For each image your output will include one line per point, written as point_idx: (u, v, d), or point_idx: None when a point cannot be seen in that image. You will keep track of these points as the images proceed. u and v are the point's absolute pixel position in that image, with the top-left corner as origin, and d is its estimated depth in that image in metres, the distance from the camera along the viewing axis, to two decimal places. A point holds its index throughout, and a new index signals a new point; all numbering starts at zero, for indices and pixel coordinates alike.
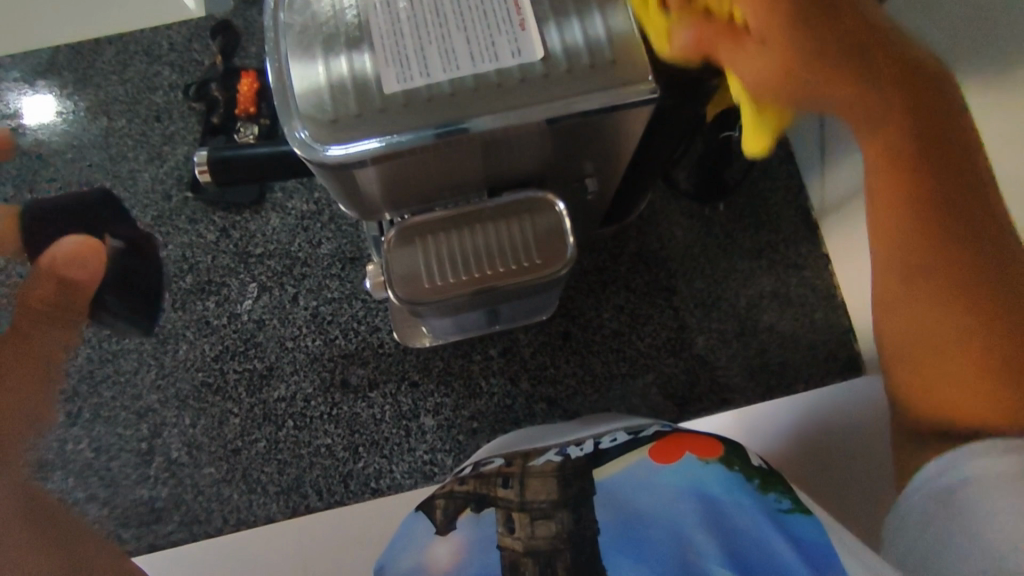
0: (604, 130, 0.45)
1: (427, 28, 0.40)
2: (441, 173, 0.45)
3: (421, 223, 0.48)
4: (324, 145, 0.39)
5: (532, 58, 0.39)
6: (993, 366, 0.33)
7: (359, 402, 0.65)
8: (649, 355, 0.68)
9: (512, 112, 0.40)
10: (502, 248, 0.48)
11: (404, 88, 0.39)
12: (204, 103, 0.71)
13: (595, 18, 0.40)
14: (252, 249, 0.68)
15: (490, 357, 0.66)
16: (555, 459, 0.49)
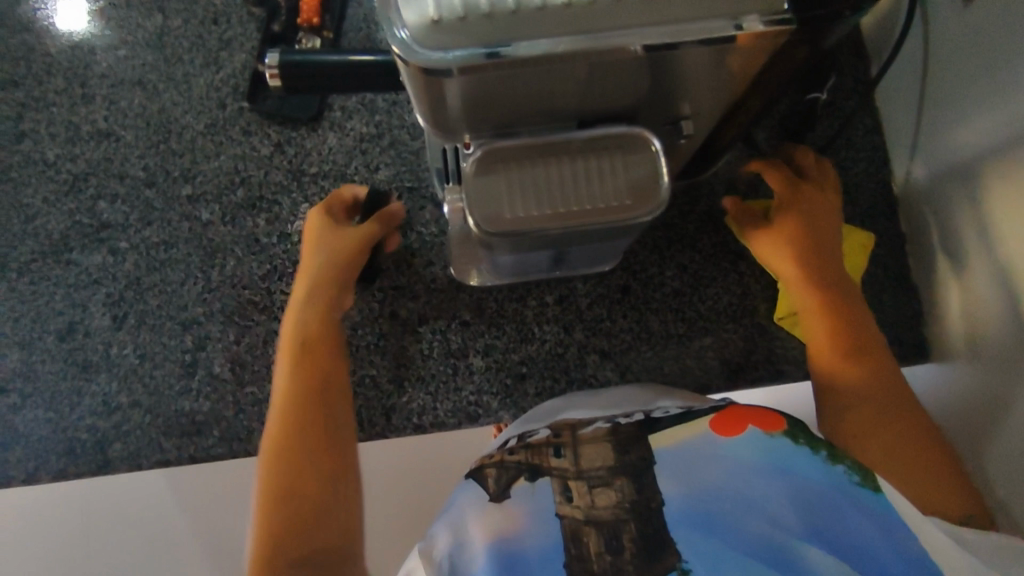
0: (721, 63, 0.41)
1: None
2: (534, 95, 0.42)
3: (507, 152, 0.44)
4: (423, 48, 0.35)
5: None
6: (886, 421, 0.48)
7: (408, 335, 0.63)
8: (710, 319, 0.65)
9: (625, 33, 0.36)
10: (592, 185, 0.44)
11: None
12: (265, 9, 0.67)
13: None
14: (307, 167, 0.65)
15: (545, 304, 0.64)
16: (604, 428, 0.46)
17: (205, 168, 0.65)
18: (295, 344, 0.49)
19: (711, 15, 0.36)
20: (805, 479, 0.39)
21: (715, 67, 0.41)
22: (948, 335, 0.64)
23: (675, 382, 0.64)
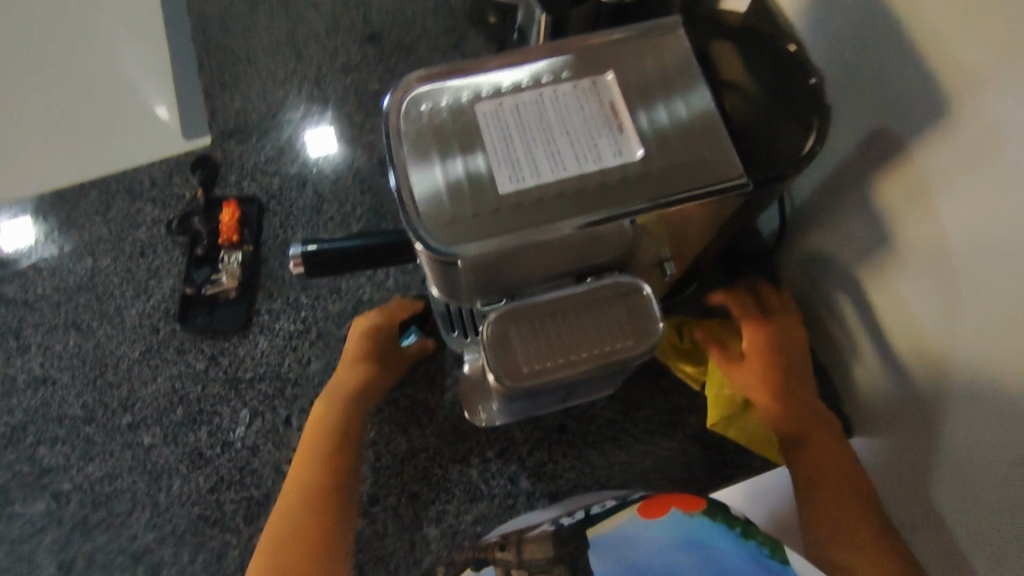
0: (684, 219, 0.47)
1: (535, 131, 0.43)
2: (538, 264, 0.47)
3: (519, 312, 0.48)
4: (446, 245, 0.41)
5: (631, 157, 0.43)
6: (858, 525, 0.55)
7: (361, 518, 0.64)
8: (645, 441, 0.68)
9: (595, 212, 0.42)
10: (598, 330, 0.48)
11: (517, 189, 0.42)
12: (187, 236, 0.73)
13: (686, 134, 0.43)
14: (242, 373, 0.68)
15: (488, 459, 0.67)
16: (549, 529, 0.55)
17: (143, 393, 0.68)
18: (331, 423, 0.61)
19: (679, 187, 0.43)
20: (720, 549, 0.48)
21: (673, 223, 0.47)
22: (858, 411, 0.70)
23: None
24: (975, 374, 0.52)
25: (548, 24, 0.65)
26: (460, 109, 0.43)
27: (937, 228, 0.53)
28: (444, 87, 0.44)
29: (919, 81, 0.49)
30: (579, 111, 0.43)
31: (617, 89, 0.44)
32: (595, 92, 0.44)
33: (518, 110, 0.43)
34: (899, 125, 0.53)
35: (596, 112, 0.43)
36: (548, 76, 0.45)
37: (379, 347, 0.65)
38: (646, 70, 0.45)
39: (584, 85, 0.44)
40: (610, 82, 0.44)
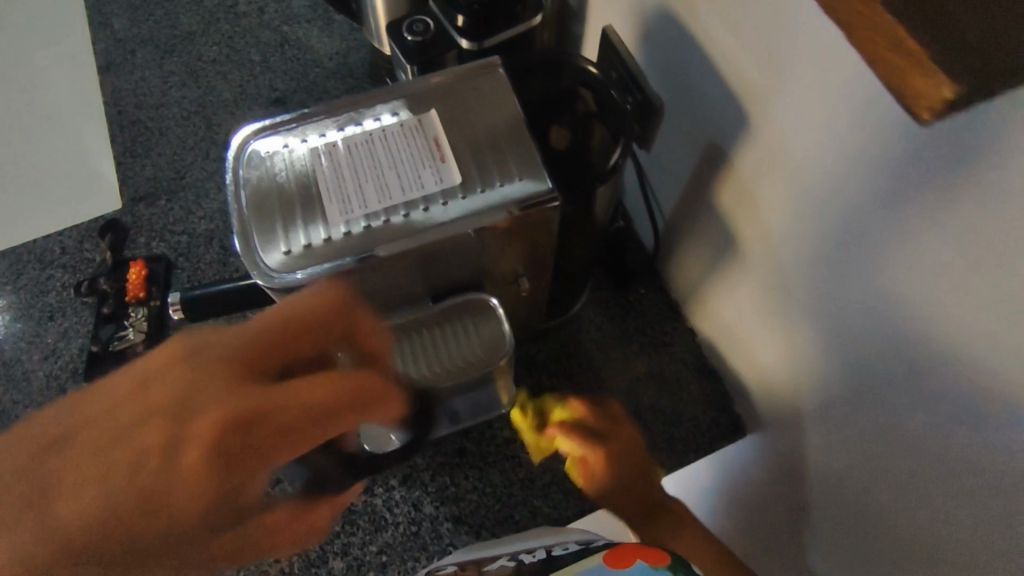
0: (514, 237, 0.50)
1: (365, 167, 0.47)
2: (390, 288, 0.51)
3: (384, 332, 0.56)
4: (279, 270, 0.44)
5: (451, 183, 0.47)
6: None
7: (267, 558, 0.65)
8: (544, 456, 0.71)
9: (418, 236, 0.46)
10: (454, 347, 0.57)
11: (346, 219, 0.46)
12: (95, 296, 0.76)
13: (507, 159, 0.48)
14: None
15: (391, 488, 0.68)
16: (509, 565, 0.56)
17: None
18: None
19: (496, 207, 0.47)
20: None
21: (509, 242, 0.51)
22: (744, 410, 0.74)
23: (527, 524, 0.68)
24: (815, 359, 0.57)
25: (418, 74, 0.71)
26: (301, 154, 0.48)
27: (762, 232, 0.59)
28: (282, 137, 0.49)
29: (721, 102, 0.57)
30: (406, 147, 0.48)
31: (443, 125, 0.50)
32: (420, 129, 0.49)
33: (350, 152, 0.48)
34: (722, 138, 0.59)
35: (422, 148, 0.48)
36: (379, 120, 0.50)
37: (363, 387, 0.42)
38: (466, 109, 0.50)
39: (411, 124, 0.50)
40: (434, 121, 0.50)
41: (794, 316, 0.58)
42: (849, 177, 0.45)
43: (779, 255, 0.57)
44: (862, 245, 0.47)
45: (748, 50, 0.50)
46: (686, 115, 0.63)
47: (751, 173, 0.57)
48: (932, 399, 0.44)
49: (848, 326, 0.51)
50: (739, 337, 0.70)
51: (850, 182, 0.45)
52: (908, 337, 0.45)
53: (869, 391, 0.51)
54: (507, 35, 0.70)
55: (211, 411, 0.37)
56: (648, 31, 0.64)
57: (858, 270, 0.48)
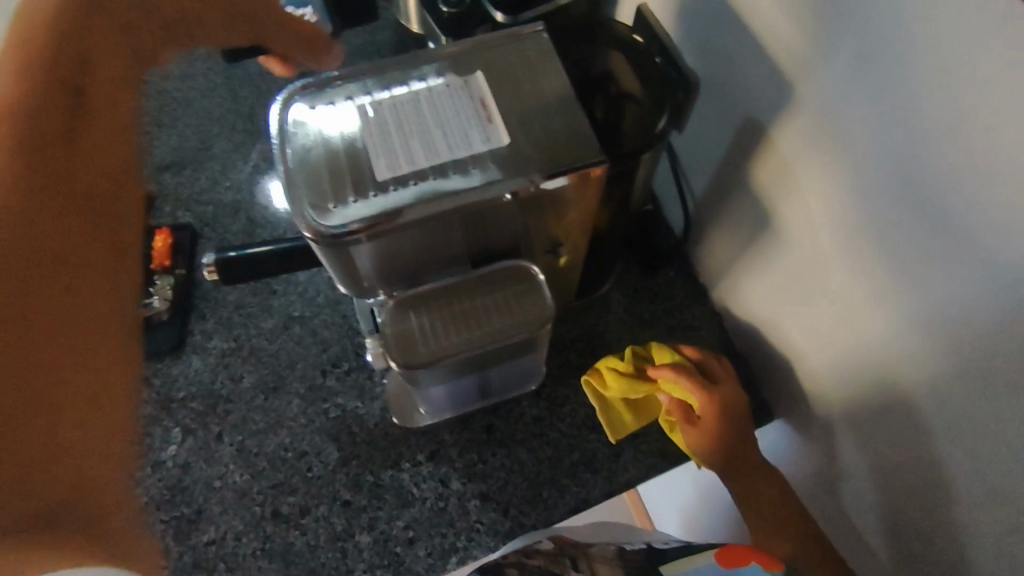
0: (558, 202, 0.50)
1: (411, 125, 0.47)
2: (432, 251, 0.51)
3: (418, 297, 0.52)
4: (326, 222, 0.44)
5: (499, 143, 0.47)
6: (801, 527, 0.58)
7: (293, 530, 0.65)
8: (573, 435, 0.70)
9: (463, 193, 0.45)
10: (492, 313, 0.53)
11: (394, 175, 0.45)
12: None
13: (555, 123, 0.48)
14: (174, 393, 0.70)
15: (418, 463, 0.68)
16: (611, 550, 0.56)
17: None
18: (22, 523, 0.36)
19: (542, 167, 0.46)
20: None
21: (552, 207, 0.51)
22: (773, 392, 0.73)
23: (556, 502, 0.67)
24: (860, 334, 0.56)
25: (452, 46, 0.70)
26: (348, 113, 0.48)
27: (804, 208, 0.58)
28: (328, 95, 0.49)
29: (762, 74, 0.57)
30: (452, 106, 0.48)
31: (488, 86, 0.49)
32: (466, 89, 0.49)
33: (396, 110, 0.48)
34: (762, 112, 0.58)
35: (469, 107, 0.48)
36: (423, 79, 0.50)
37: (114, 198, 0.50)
38: (511, 70, 0.50)
39: (457, 84, 0.49)
40: (480, 81, 0.49)
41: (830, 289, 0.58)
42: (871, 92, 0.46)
43: (817, 227, 0.57)
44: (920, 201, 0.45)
45: (801, 16, 0.50)
46: (722, 90, 0.63)
47: (789, 141, 0.56)
48: (1001, 357, 0.42)
49: (900, 289, 0.50)
50: (771, 316, 0.69)
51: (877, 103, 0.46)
52: (974, 287, 0.42)
53: (924, 363, 0.49)
54: (541, 9, 0.69)
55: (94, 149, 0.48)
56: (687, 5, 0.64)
57: (909, 197, 0.46)
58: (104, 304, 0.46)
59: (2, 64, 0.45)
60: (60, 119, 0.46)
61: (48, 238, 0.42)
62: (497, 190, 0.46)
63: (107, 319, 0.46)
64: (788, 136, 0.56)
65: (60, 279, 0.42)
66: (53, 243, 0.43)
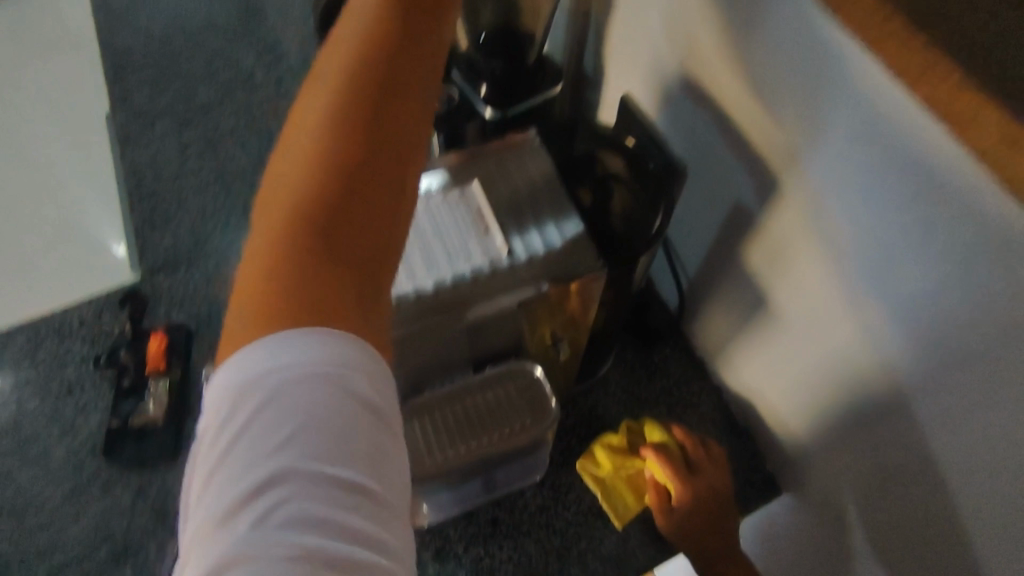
0: (556, 307, 0.51)
1: (411, 241, 0.48)
2: (434, 360, 0.51)
3: (421, 405, 0.52)
4: None
5: (498, 254, 0.48)
6: None
7: None
8: (579, 523, 0.69)
9: (465, 308, 0.47)
10: (495, 417, 0.53)
11: (396, 293, 0.46)
12: (115, 370, 0.75)
13: (551, 233, 0.49)
14: (170, 503, 0.68)
15: (424, 563, 0.66)
16: None
17: (66, 536, 0.67)
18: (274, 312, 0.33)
19: (541, 278, 0.48)
20: None
21: (552, 311, 0.52)
22: (779, 467, 0.73)
23: None
24: (861, 414, 0.56)
25: (442, 143, 0.72)
26: None
27: (795, 291, 0.59)
28: None
29: (744, 166, 0.59)
30: (450, 219, 0.49)
31: (485, 197, 0.51)
32: (462, 200, 0.50)
33: None
34: (747, 199, 0.60)
35: (467, 220, 0.49)
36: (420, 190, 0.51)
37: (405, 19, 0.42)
38: (504, 181, 0.52)
39: (453, 195, 0.51)
40: (476, 192, 0.51)
41: (826, 371, 0.59)
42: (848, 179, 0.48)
43: (808, 310, 0.58)
44: (905, 279, 0.46)
45: (775, 117, 0.52)
46: (707, 178, 0.65)
47: (777, 225, 0.58)
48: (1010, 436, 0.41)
49: (896, 372, 0.50)
50: (771, 393, 0.69)
51: (859, 191, 0.47)
52: (971, 354, 0.43)
53: (930, 446, 0.49)
54: (525, 104, 0.72)
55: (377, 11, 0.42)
56: (667, 100, 0.67)
57: (895, 281, 0.47)
58: (407, 90, 0.40)
59: None
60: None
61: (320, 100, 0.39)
62: (497, 302, 0.47)
63: (409, 113, 0.40)
64: (773, 220, 0.58)
65: (360, 94, 0.38)
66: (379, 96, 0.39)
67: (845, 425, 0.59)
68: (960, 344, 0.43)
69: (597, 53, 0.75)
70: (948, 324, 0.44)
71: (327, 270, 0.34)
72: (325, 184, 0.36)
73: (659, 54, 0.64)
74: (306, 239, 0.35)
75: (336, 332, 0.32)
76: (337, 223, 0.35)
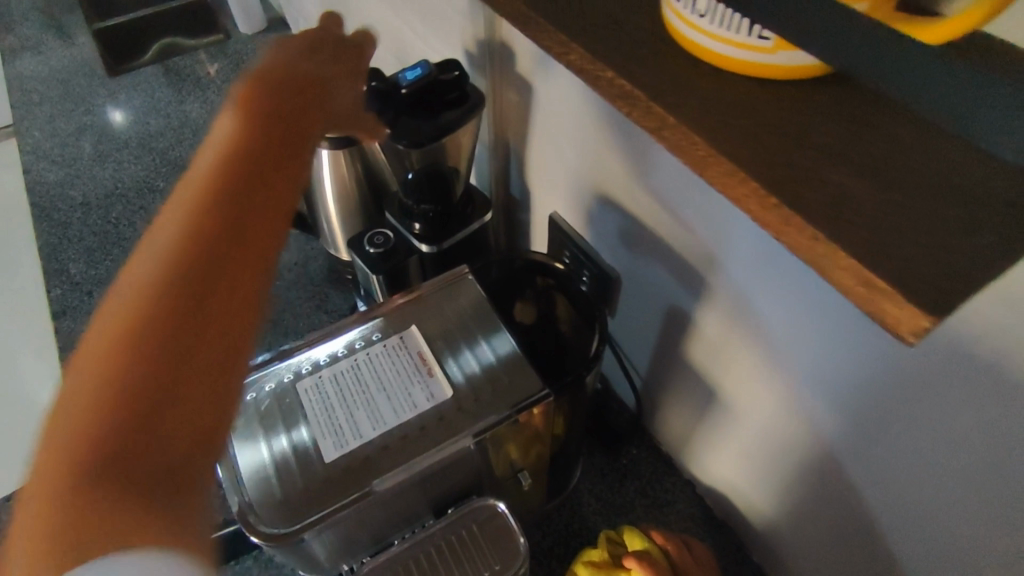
0: (510, 438, 0.51)
1: (354, 395, 0.49)
2: (393, 513, 0.50)
3: (385, 565, 0.50)
4: (280, 523, 0.44)
5: (443, 396, 0.49)
6: None
7: None
8: None
9: (416, 457, 0.46)
10: (463, 564, 0.51)
11: (342, 453, 0.46)
12: None
13: (495, 367, 0.50)
14: None
15: None
16: None
17: None
18: (71, 491, 0.29)
19: (490, 413, 0.48)
20: None
21: (507, 442, 0.51)
22: (765, 557, 0.71)
23: None
24: (831, 495, 0.56)
25: (383, 281, 0.73)
26: (289, 391, 0.50)
27: (743, 383, 0.60)
28: (266, 376, 0.50)
29: (673, 271, 0.62)
30: (392, 367, 0.50)
31: (424, 338, 0.52)
32: (402, 346, 0.51)
33: (337, 380, 0.50)
34: (682, 300, 0.63)
35: (407, 364, 0.50)
36: (360, 342, 0.52)
37: (251, 169, 0.42)
38: (443, 319, 0.53)
39: (393, 341, 0.52)
40: (415, 335, 0.52)
41: (789, 458, 0.59)
42: (770, 282, 0.50)
43: (758, 403, 0.59)
44: (835, 364, 0.47)
45: (691, 227, 0.55)
46: (642, 282, 0.68)
47: (714, 324, 0.60)
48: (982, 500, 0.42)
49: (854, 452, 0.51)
50: (742, 484, 0.68)
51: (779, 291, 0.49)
52: (920, 433, 0.44)
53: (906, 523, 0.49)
54: (460, 235, 0.75)
55: (222, 159, 0.42)
56: (591, 215, 0.70)
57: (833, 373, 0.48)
58: (242, 248, 0.38)
59: (229, 123, 0.45)
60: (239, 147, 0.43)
61: (152, 246, 0.37)
62: (450, 446, 0.47)
63: (246, 272, 0.38)
64: (711, 319, 0.60)
65: (192, 260, 0.36)
66: (210, 248, 0.37)
67: (821, 509, 0.58)
68: (902, 415, 0.44)
69: (522, 177, 0.80)
70: (897, 409, 0.44)
71: (139, 460, 0.31)
72: (136, 359, 0.33)
73: (577, 175, 0.69)
74: (115, 418, 0.31)
75: (147, 563, 0.28)
76: (152, 408, 0.32)
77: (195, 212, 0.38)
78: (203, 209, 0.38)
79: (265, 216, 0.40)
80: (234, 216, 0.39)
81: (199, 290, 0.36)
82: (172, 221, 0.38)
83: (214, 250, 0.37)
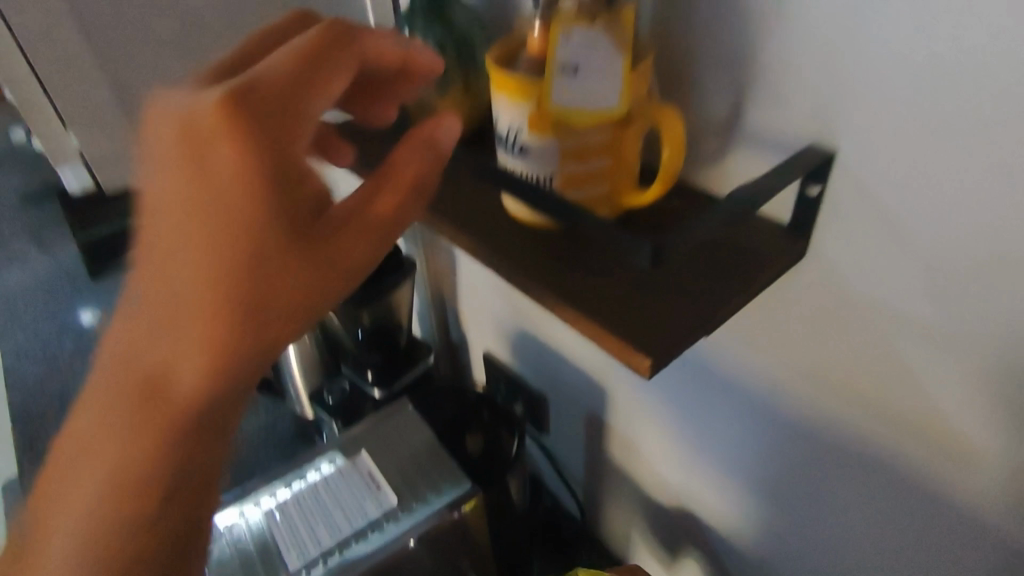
0: (450, 538, 0.59)
1: (314, 514, 0.58)
2: None
3: None
4: None
5: (390, 503, 0.57)
6: None
7: None
8: None
9: (366, 562, 0.54)
10: None
11: (305, 564, 0.54)
12: None
13: (432, 475, 0.59)
14: None
15: None
16: None
17: None
18: None
19: (428, 514, 0.56)
20: None
21: (448, 542, 0.59)
22: None
23: None
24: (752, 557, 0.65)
25: (342, 423, 0.85)
26: (257, 519, 0.58)
27: (652, 468, 0.71)
28: (236, 510, 0.58)
29: (585, 383, 0.74)
30: (346, 486, 0.59)
31: (373, 459, 0.62)
32: (354, 468, 0.61)
33: (299, 505, 0.59)
34: (596, 407, 0.74)
35: (359, 482, 0.60)
36: (318, 471, 0.62)
37: (230, 359, 0.31)
38: (387, 440, 0.63)
39: (346, 465, 0.61)
40: (364, 457, 0.62)
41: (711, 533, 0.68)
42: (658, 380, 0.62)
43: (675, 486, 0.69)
44: (719, 435, 0.59)
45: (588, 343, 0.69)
46: (563, 398, 0.79)
47: (626, 423, 0.71)
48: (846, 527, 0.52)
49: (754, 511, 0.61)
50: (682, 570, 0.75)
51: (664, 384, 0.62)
52: (790, 479, 0.55)
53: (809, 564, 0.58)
54: (408, 376, 0.88)
55: (202, 342, 0.30)
56: (516, 347, 0.83)
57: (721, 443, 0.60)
58: (190, 451, 0.32)
59: (180, 243, 0.29)
60: (216, 322, 0.30)
61: (92, 448, 0.31)
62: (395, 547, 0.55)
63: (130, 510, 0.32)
64: (621, 419, 0.71)
65: (141, 445, 0.31)
66: (133, 446, 0.31)
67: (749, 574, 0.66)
68: (769, 467, 0.56)
69: (458, 322, 0.94)
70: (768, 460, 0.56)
71: None
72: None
73: (499, 316, 0.83)
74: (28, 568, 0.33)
75: None
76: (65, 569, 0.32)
77: (151, 392, 0.31)
78: (161, 374, 0.30)
79: (196, 400, 0.31)
80: (186, 410, 0.31)
81: (132, 496, 0.31)
82: (119, 404, 0.31)
83: (119, 457, 0.31)
